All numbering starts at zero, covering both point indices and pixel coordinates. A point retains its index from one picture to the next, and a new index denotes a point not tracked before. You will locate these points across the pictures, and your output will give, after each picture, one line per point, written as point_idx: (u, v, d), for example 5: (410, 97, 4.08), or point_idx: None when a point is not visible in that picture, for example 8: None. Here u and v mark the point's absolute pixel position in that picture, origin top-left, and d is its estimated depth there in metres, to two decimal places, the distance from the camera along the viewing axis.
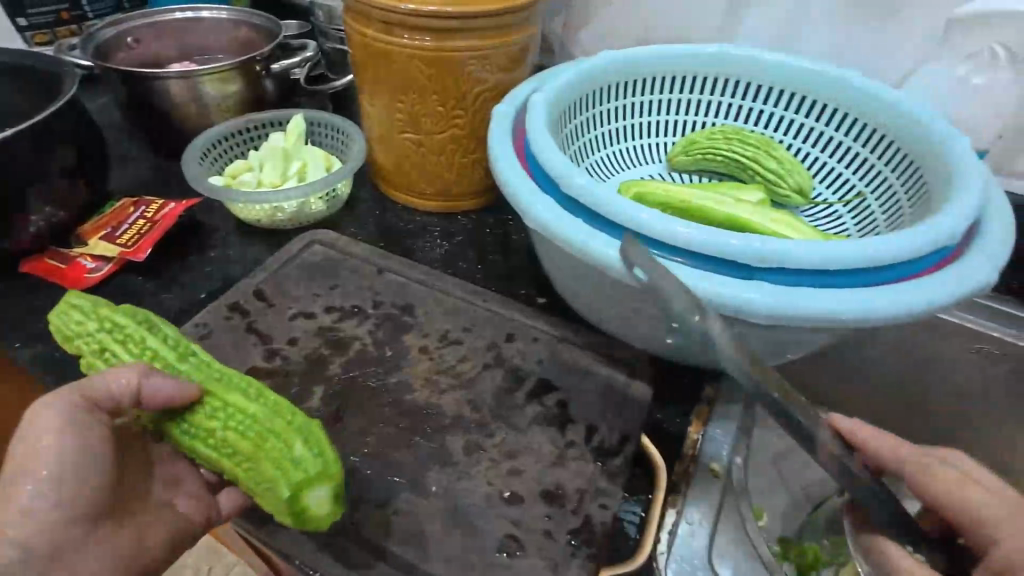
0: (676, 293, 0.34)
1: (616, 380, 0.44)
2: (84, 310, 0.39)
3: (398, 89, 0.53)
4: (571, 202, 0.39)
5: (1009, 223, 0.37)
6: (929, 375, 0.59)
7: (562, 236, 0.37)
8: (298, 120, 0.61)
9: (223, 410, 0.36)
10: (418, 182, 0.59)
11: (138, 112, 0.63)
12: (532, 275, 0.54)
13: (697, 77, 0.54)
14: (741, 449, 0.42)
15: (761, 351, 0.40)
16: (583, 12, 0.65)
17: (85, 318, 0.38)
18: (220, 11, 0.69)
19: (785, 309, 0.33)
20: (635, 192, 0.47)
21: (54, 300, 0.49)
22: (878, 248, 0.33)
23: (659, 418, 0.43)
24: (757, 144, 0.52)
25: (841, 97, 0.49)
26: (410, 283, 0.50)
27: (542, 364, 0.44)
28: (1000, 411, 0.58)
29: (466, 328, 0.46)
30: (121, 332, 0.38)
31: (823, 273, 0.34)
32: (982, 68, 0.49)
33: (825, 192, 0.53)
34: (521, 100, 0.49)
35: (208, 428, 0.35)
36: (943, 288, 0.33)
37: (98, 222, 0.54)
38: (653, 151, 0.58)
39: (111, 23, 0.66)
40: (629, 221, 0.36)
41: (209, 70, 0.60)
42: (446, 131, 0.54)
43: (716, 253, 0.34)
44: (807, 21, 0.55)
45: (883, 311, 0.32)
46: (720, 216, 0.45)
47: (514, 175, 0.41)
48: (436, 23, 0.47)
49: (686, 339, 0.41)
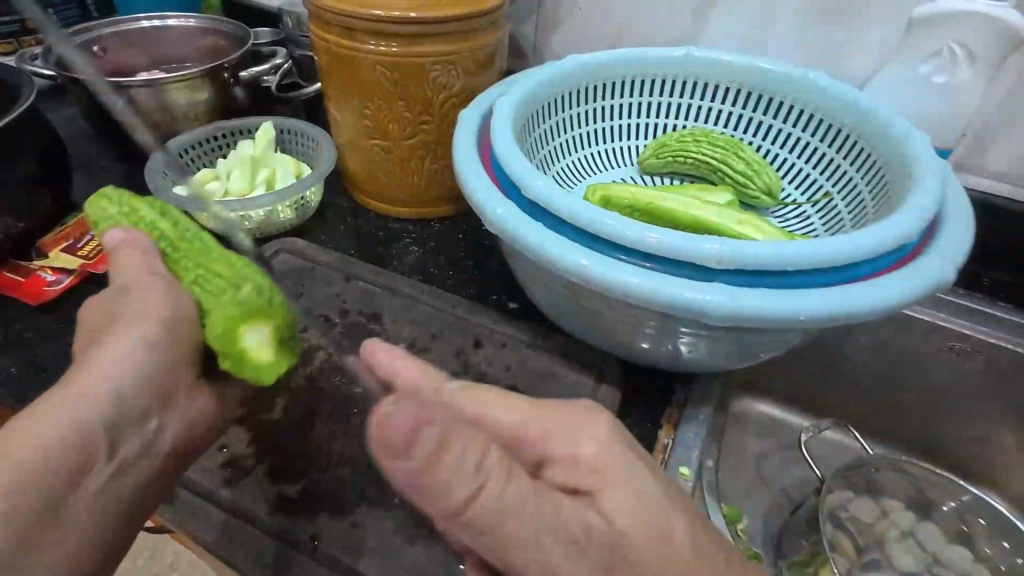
0: (636, 297, 0.34)
1: (584, 385, 0.43)
2: (113, 200, 0.42)
3: (364, 95, 0.52)
4: (533, 206, 0.39)
5: (968, 219, 0.37)
6: (901, 371, 0.59)
7: (523, 240, 0.37)
8: (264, 129, 0.60)
9: (227, 265, 0.38)
10: (388, 188, 0.59)
11: (103, 122, 0.61)
12: (504, 280, 0.54)
13: (664, 80, 0.54)
14: (710, 450, 0.43)
15: (728, 352, 0.40)
16: (553, 17, 0.65)
17: (112, 204, 0.42)
18: (186, 19, 0.69)
19: (744, 310, 0.32)
20: (601, 195, 0.46)
21: (11, 314, 0.48)
22: (836, 248, 0.33)
23: (629, 422, 0.43)
24: (725, 145, 0.52)
25: (805, 97, 0.50)
26: (378, 290, 0.50)
27: (509, 370, 0.44)
28: (972, 406, 0.58)
29: (434, 335, 0.46)
30: (138, 217, 0.41)
31: (782, 274, 0.34)
32: (943, 67, 0.49)
33: (794, 193, 0.53)
34: (488, 104, 0.49)
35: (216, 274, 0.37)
36: (902, 286, 0.33)
37: (60, 234, 0.54)
38: (623, 154, 0.58)
39: (75, 32, 0.65)
40: (589, 225, 0.36)
41: (174, 78, 0.59)
42: (414, 137, 0.54)
43: (676, 255, 0.34)
44: (772, 23, 0.56)
45: (841, 310, 0.32)
46: (687, 218, 0.45)
47: (476, 181, 0.41)
48: (399, 28, 0.47)
49: (653, 342, 0.41)
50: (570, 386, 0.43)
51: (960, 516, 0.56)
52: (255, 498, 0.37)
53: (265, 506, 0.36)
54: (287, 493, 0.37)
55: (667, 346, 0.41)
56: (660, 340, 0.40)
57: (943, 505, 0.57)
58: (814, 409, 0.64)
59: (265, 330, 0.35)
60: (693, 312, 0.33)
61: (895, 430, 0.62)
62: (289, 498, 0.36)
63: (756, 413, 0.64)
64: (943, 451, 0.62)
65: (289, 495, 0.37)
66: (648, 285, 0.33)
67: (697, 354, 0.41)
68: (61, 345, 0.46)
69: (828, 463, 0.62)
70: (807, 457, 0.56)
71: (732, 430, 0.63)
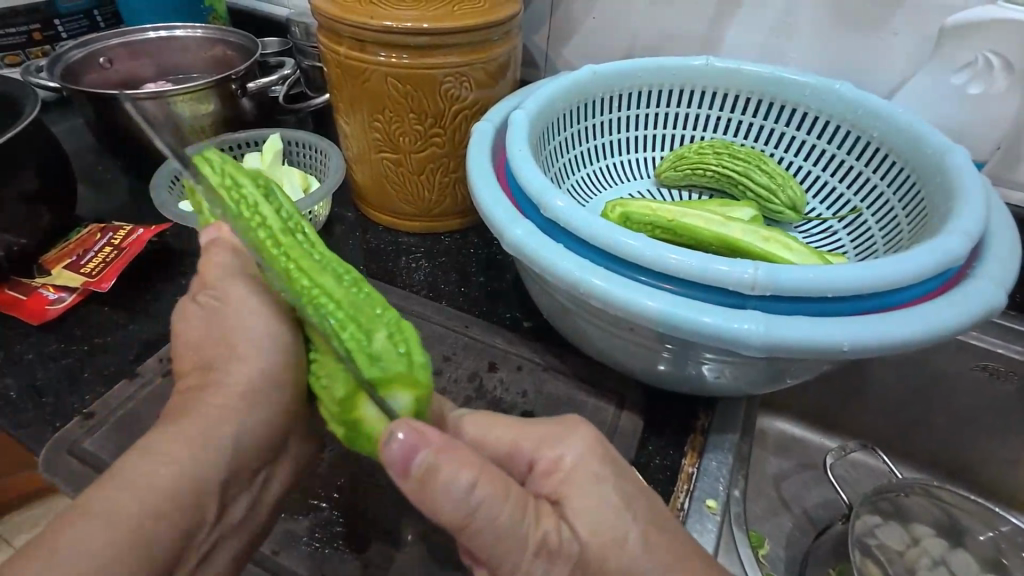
0: (664, 325, 0.32)
1: (604, 411, 0.42)
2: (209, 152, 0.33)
3: (374, 107, 0.51)
4: (551, 225, 0.37)
5: (1013, 241, 0.35)
6: (930, 390, 0.57)
7: (542, 262, 0.34)
8: (272, 143, 0.59)
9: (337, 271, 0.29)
10: (398, 202, 0.57)
11: (108, 134, 0.61)
12: (518, 297, 0.52)
13: (683, 90, 0.52)
14: (737, 479, 0.40)
15: (756, 379, 0.38)
16: (566, 26, 0.64)
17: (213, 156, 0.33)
18: (194, 29, 0.68)
19: (780, 341, 0.30)
20: (619, 212, 0.45)
21: (12, 334, 0.47)
22: (876, 273, 0.31)
23: (650, 450, 0.41)
24: (747, 158, 0.50)
25: (833, 108, 0.48)
26: (388, 309, 0.48)
27: (526, 396, 0.42)
28: (1005, 427, 0.56)
29: (447, 357, 0.44)
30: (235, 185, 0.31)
31: (819, 300, 0.32)
32: (978, 77, 0.47)
33: (818, 207, 0.51)
34: (502, 117, 0.47)
35: (319, 285, 0.28)
36: (949, 315, 0.31)
37: (63, 250, 0.52)
38: (639, 166, 0.56)
39: (81, 44, 0.64)
40: (613, 246, 0.33)
41: (180, 91, 0.58)
42: (425, 150, 0.53)
43: (706, 279, 0.32)
44: (794, 30, 0.54)
45: (885, 341, 0.30)
46: (708, 234, 0.43)
47: (491, 198, 0.39)
48: (410, 39, 0.46)
49: (676, 367, 0.39)
50: (590, 412, 0.42)
51: (992, 543, 0.54)
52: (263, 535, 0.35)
53: (272, 543, 0.35)
54: (295, 529, 0.36)
55: (691, 371, 0.39)
56: (684, 365, 0.38)
57: (978, 533, 0.54)
58: (838, 429, 0.61)
59: (405, 399, 0.27)
60: (727, 340, 0.31)
61: (921, 451, 0.60)
62: (298, 534, 0.35)
63: (777, 432, 0.62)
64: (974, 474, 0.59)
65: (297, 531, 0.36)
66: (678, 313, 0.31)
67: (723, 380, 0.39)
68: (63, 366, 0.44)
69: (853, 485, 0.59)
70: (836, 482, 0.54)
71: (753, 450, 0.61)
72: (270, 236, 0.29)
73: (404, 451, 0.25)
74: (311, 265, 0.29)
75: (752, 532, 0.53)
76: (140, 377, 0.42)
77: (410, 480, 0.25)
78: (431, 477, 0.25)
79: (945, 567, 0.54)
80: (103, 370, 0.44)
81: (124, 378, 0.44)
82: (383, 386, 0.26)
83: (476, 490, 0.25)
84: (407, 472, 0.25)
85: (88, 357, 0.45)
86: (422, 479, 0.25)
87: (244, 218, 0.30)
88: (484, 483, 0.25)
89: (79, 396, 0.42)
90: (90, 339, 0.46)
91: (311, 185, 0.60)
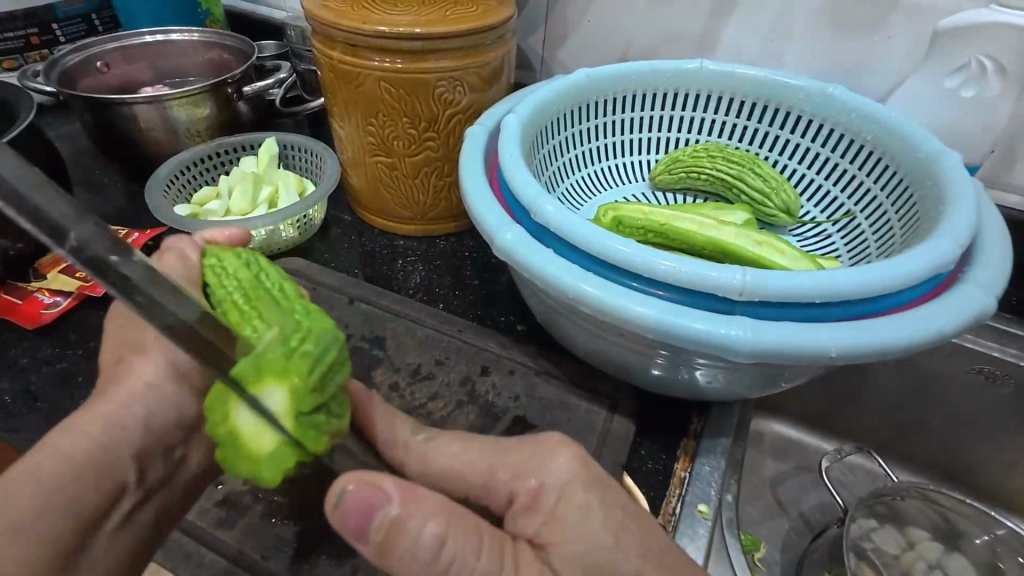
0: (652, 330, 0.32)
1: (596, 416, 0.42)
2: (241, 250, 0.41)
3: (367, 111, 0.51)
4: (542, 230, 0.37)
5: (1006, 246, 0.35)
6: (927, 394, 0.57)
7: (532, 268, 0.35)
8: (269, 146, 0.59)
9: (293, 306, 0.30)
10: (392, 205, 0.57)
11: (104, 139, 0.61)
12: (512, 300, 0.52)
13: (677, 93, 0.52)
14: (730, 483, 0.40)
15: (748, 383, 0.38)
16: (561, 28, 0.64)
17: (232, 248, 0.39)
18: (190, 33, 0.68)
19: (768, 347, 0.30)
20: (612, 216, 0.45)
21: (7, 338, 0.47)
22: (865, 278, 0.31)
23: (642, 454, 0.41)
24: (741, 161, 0.50)
25: (827, 112, 0.48)
26: (382, 313, 0.48)
27: (518, 401, 0.42)
28: (1003, 431, 0.56)
29: (439, 361, 0.44)
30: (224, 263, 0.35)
31: (807, 306, 0.32)
32: (973, 80, 0.47)
33: (813, 210, 0.51)
34: (495, 121, 0.47)
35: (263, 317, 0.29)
36: (937, 321, 0.31)
37: (58, 254, 0.52)
38: (634, 169, 0.56)
39: (78, 48, 0.65)
40: (601, 252, 0.34)
41: (176, 95, 0.58)
42: (419, 154, 0.53)
43: (695, 285, 0.32)
44: (789, 33, 0.54)
45: (873, 347, 0.30)
46: (701, 238, 0.43)
47: (482, 203, 0.39)
48: (404, 44, 0.46)
49: (667, 371, 0.39)
50: (582, 417, 0.41)
51: (988, 547, 0.54)
52: (253, 540, 0.35)
53: (262, 548, 0.35)
54: (285, 535, 0.36)
55: (683, 375, 0.39)
56: (675, 369, 0.38)
57: (974, 537, 0.54)
58: (834, 432, 0.61)
59: (277, 396, 0.24)
60: (714, 346, 0.31)
61: (918, 453, 0.60)
62: (287, 540, 0.35)
63: (773, 434, 0.62)
64: (972, 478, 0.59)
65: (287, 537, 0.36)
66: (666, 318, 0.31)
67: (715, 384, 0.39)
68: (58, 370, 0.44)
69: (849, 489, 0.59)
70: (830, 485, 0.54)
71: (749, 452, 0.61)
72: (241, 294, 0.31)
73: (365, 508, 0.26)
74: (267, 308, 0.30)
75: (747, 535, 0.53)
76: None
77: (373, 538, 0.27)
78: (393, 534, 0.27)
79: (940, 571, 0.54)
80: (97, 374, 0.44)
81: None
82: (252, 383, 0.24)
83: (444, 545, 0.27)
84: (368, 534, 0.27)
85: (82, 361, 0.45)
86: (383, 540, 0.27)
87: (222, 286, 0.33)
88: (452, 538, 0.27)
89: (74, 400, 0.42)
90: (83, 344, 0.47)
91: (308, 188, 0.60)
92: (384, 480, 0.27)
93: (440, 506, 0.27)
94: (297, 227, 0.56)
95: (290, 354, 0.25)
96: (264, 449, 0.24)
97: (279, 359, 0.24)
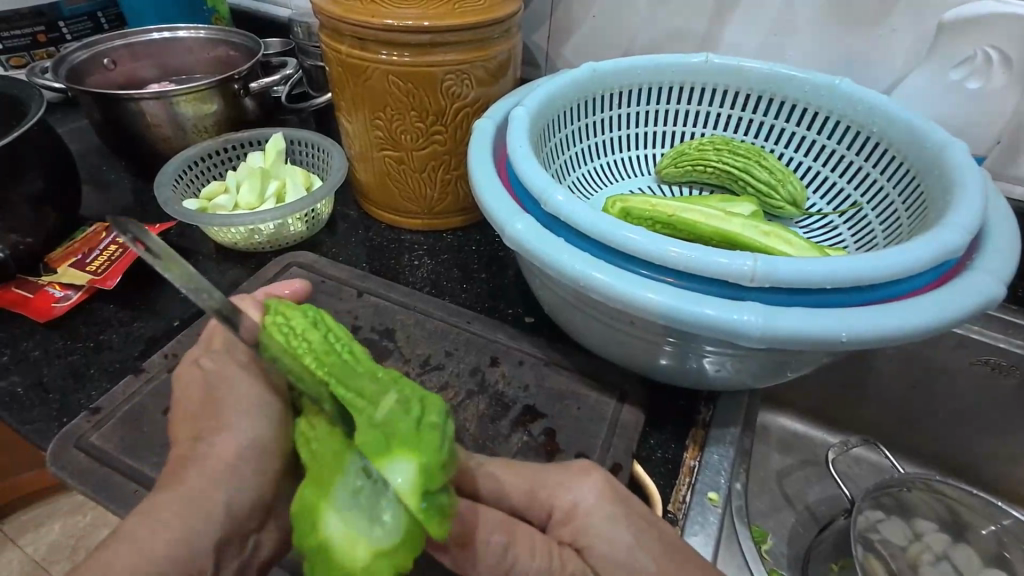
0: (663, 317, 0.32)
1: (605, 405, 0.42)
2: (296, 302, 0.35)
3: (375, 106, 0.51)
4: (552, 220, 0.37)
5: (1013, 234, 0.36)
6: (931, 386, 0.57)
7: (542, 257, 0.35)
8: (276, 141, 0.60)
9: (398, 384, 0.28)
10: (399, 199, 0.57)
11: (113, 135, 0.61)
12: (519, 293, 0.52)
13: (682, 87, 0.53)
14: (739, 473, 0.41)
15: (758, 372, 0.38)
16: (566, 24, 0.64)
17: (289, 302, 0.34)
18: (197, 31, 0.69)
19: (780, 332, 0.30)
20: (619, 208, 0.45)
21: (19, 331, 0.47)
22: (875, 264, 0.32)
23: (651, 444, 0.41)
24: (747, 154, 0.50)
25: (832, 104, 0.48)
26: (391, 305, 0.48)
27: (527, 391, 0.42)
28: (1014, 424, 0.55)
29: (449, 352, 0.45)
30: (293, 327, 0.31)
31: (818, 293, 0.32)
32: (977, 73, 0.47)
33: (819, 203, 0.51)
34: (503, 114, 0.48)
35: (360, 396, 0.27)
36: (948, 306, 0.31)
37: (68, 249, 0.53)
38: (640, 163, 0.56)
39: (86, 45, 0.65)
40: (612, 241, 0.34)
41: (183, 91, 0.58)
42: (426, 148, 0.53)
43: (706, 272, 0.32)
44: (793, 27, 0.54)
45: (884, 332, 0.30)
46: (708, 229, 0.43)
47: (493, 193, 0.39)
48: (411, 38, 0.46)
49: (676, 360, 0.39)
50: (593, 406, 0.42)
51: (993, 538, 0.54)
52: None
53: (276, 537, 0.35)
54: None
55: (691, 364, 0.39)
56: (685, 358, 0.39)
57: (981, 527, 0.54)
58: (840, 426, 0.61)
59: (409, 470, 0.24)
60: (725, 333, 0.31)
61: (925, 446, 0.60)
62: None
63: (778, 427, 0.62)
64: (976, 468, 0.59)
65: None
66: (676, 304, 0.31)
67: (723, 373, 0.39)
68: (69, 363, 0.45)
69: (856, 481, 0.59)
70: (838, 477, 0.54)
71: (755, 445, 0.61)
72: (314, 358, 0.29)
73: (433, 522, 0.28)
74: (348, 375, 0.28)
75: (754, 527, 0.53)
76: (145, 373, 0.42)
77: (450, 550, 0.29)
78: (466, 545, 0.29)
79: (947, 562, 0.54)
80: (108, 367, 0.44)
81: (129, 375, 0.44)
82: (382, 457, 0.24)
83: (511, 549, 0.30)
84: (447, 546, 0.29)
85: (93, 354, 0.45)
86: (450, 549, 0.29)
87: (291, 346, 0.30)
88: (520, 543, 0.30)
89: (86, 392, 0.43)
90: (95, 337, 0.47)
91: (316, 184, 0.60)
92: (456, 499, 0.30)
93: (494, 517, 0.30)
94: (305, 221, 0.56)
95: (420, 428, 0.25)
96: (357, 558, 0.25)
97: (404, 460, 0.24)
